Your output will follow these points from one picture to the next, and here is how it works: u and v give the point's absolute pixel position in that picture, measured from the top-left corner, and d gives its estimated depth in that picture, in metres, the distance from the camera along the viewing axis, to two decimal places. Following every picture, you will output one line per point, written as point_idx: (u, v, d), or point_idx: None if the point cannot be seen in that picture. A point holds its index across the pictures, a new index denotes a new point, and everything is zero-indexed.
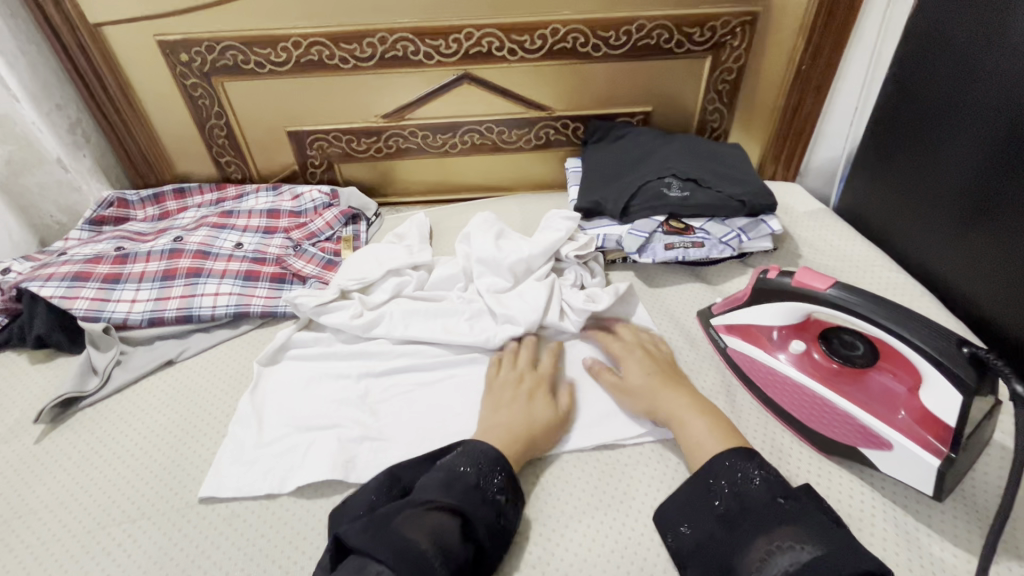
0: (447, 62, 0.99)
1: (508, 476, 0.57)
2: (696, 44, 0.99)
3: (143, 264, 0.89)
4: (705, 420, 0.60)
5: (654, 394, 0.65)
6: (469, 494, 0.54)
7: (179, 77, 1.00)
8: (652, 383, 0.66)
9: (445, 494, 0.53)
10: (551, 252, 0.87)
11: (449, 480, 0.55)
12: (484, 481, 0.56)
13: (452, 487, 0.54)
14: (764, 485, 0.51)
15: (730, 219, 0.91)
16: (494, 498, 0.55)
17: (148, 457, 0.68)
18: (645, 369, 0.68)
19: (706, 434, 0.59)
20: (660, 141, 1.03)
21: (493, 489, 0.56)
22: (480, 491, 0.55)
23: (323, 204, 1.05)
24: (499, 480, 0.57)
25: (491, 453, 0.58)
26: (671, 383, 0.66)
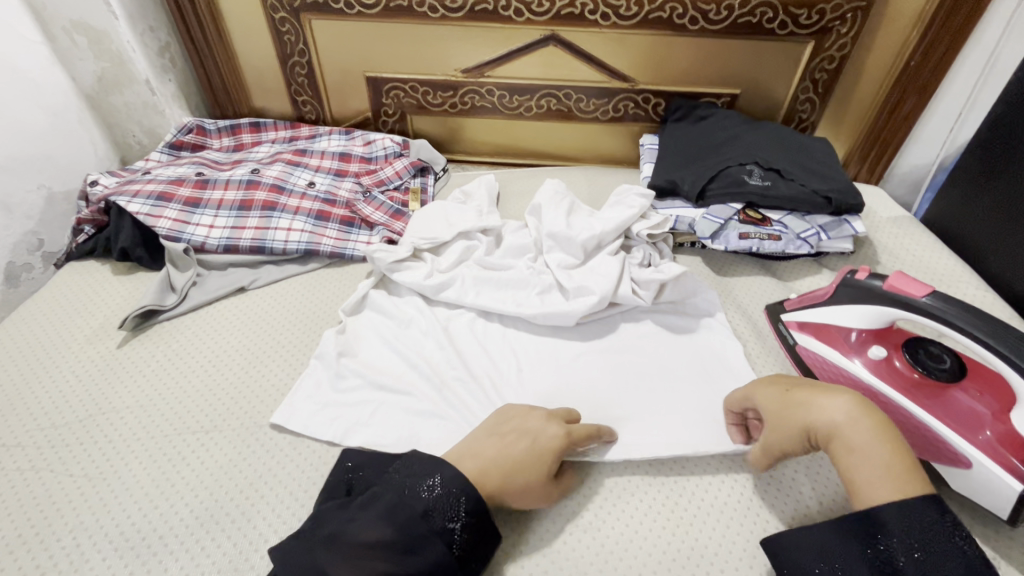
0: (537, 21, 0.96)
1: (474, 506, 0.50)
2: (801, 28, 0.93)
3: (221, 192, 0.90)
4: (881, 449, 0.48)
5: (802, 414, 0.52)
6: (414, 524, 0.48)
7: (268, 10, 1.00)
8: (798, 396, 0.54)
9: (383, 525, 0.47)
10: (622, 228, 0.86)
11: (397, 506, 0.48)
12: (439, 511, 0.49)
13: (393, 514, 0.48)
14: (959, 554, 0.42)
15: (811, 216, 0.88)
16: (445, 529, 0.49)
17: (221, 375, 0.71)
18: (781, 393, 0.55)
19: (881, 464, 0.47)
20: (744, 127, 0.99)
21: (446, 519, 0.49)
22: (430, 522, 0.48)
23: (395, 153, 1.06)
24: (460, 508, 0.50)
25: (455, 479, 0.51)
26: (819, 388, 0.54)
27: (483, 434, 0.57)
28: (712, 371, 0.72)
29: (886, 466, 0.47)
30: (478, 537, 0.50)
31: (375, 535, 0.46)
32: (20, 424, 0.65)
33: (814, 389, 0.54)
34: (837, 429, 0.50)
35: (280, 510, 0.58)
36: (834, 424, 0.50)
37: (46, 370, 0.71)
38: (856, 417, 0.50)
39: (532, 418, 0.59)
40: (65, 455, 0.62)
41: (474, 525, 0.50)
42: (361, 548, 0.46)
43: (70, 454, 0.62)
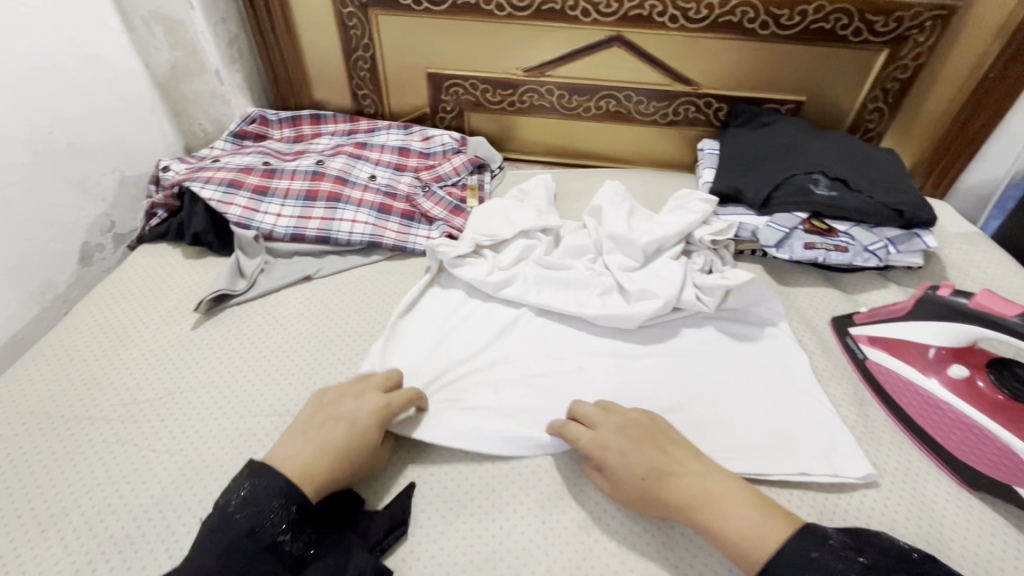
0: (603, 21, 0.96)
1: (298, 512, 0.49)
2: (876, 35, 0.91)
3: (288, 181, 0.92)
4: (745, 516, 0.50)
5: (670, 486, 0.53)
6: (241, 545, 0.47)
7: (337, 5, 1.01)
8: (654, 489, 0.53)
9: (207, 554, 0.46)
10: (684, 233, 0.85)
11: (219, 529, 0.47)
12: (265, 525, 0.48)
13: (215, 540, 0.47)
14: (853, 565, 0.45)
15: (879, 227, 0.86)
16: (275, 541, 0.48)
17: (289, 361, 0.73)
18: (641, 464, 0.55)
19: (752, 521, 0.49)
20: (811, 134, 0.97)
21: (273, 530, 0.48)
22: (255, 539, 0.47)
23: (453, 150, 1.07)
24: (286, 517, 0.49)
25: (276, 487, 0.50)
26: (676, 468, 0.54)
27: (299, 429, 0.57)
28: (780, 381, 0.71)
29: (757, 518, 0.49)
30: (314, 539, 0.50)
31: (199, 564, 0.45)
32: (102, 398, 0.67)
33: (668, 463, 0.54)
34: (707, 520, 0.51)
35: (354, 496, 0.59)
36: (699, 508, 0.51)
37: (125, 349, 0.73)
38: (716, 487, 0.52)
39: (347, 401, 0.60)
40: (146, 430, 0.64)
41: (303, 531, 0.50)
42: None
43: (151, 430, 0.64)
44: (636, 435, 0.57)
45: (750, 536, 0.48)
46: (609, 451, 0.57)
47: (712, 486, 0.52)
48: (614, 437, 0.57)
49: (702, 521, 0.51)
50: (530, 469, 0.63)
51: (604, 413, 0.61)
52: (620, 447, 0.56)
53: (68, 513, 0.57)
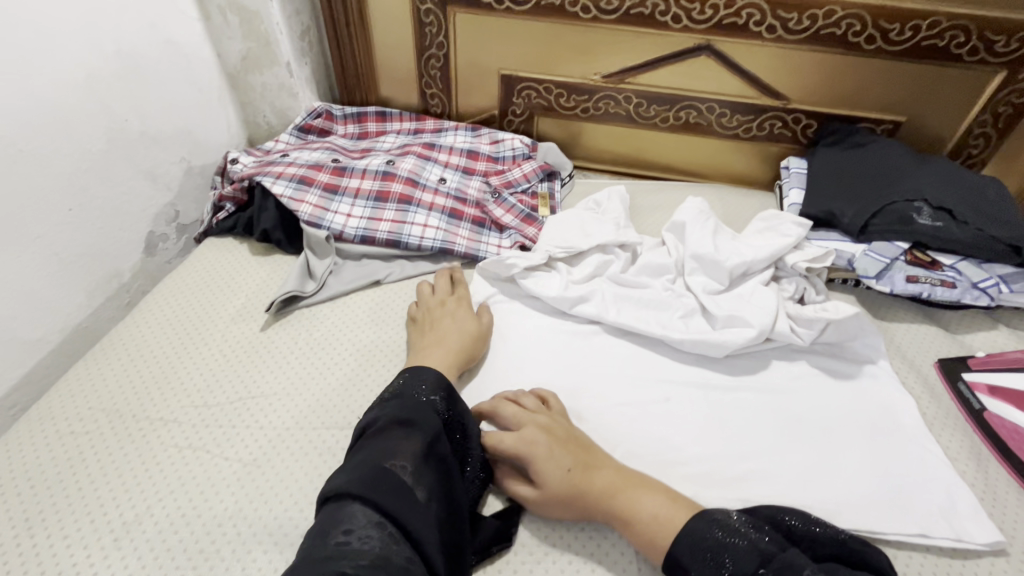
0: (694, 29, 0.91)
1: (441, 381, 0.57)
2: (995, 55, 0.85)
3: (358, 180, 0.90)
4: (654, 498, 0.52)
5: (591, 480, 0.54)
6: (406, 402, 0.53)
7: (415, 1, 0.99)
8: (577, 484, 0.53)
9: (383, 413, 0.52)
10: (774, 257, 0.80)
11: (385, 403, 0.54)
12: (421, 390, 0.55)
13: (384, 407, 0.53)
14: (747, 547, 0.46)
15: (989, 263, 0.80)
16: (430, 399, 0.54)
17: (361, 369, 0.70)
18: (557, 457, 0.55)
19: (662, 502, 0.52)
20: (912, 159, 0.90)
21: (426, 393, 0.55)
22: (415, 399, 0.54)
23: (523, 155, 1.03)
24: (433, 386, 0.56)
25: (416, 371, 0.58)
26: (594, 464, 0.55)
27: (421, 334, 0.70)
28: (889, 427, 0.65)
29: (668, 501, 0.52)
30: (456, 406, 0.56)
31: (382, 419, 0.51)
32: (176, 398, 0.65)
33: (588, 462, 0.55)
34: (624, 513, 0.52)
35: None
36: (617, 503, 0.52)
37: (197, 346, 0.71)
38: (617, 475, 0.55)
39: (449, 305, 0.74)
40: (218, 437, 0.62)
41: (449, 393, 0.56)
42: (388, 423, 0.50)
43: (223, 436, 0.62)
44: (548, 431, 0.57)
45: (659, 519, 0.51)
46: (533, 447, 0.55)
47: (613, 474, 0.55)
48: (538, 434, 0.56)
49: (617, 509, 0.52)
50: None
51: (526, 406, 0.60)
52: (536, 439, 0.56)
53: (141, 522, 0.55)
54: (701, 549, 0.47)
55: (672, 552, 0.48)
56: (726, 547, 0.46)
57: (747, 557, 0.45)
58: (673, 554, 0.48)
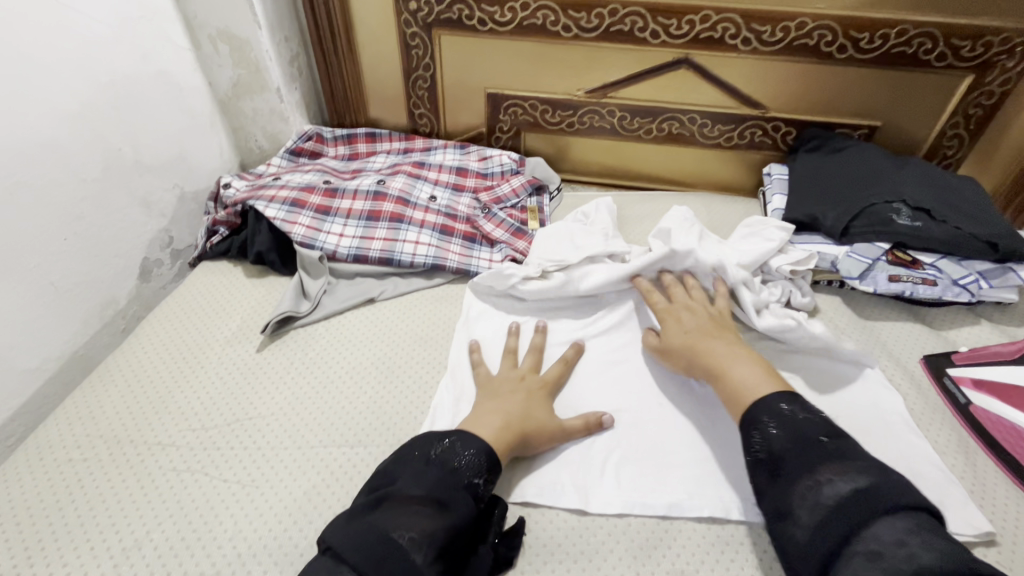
0: (672, 44, 0.94)
1: (491, 462, 0.55)
2: (961, 60, 0.88)
3: (350, 201, 0.91)
4: (753, 369, 0.60)
5: (704, 345, 0.65)
6: (447, 480, 0.52)
7: (401, 25, 1.01)
8: (693, 338, 0.66)
9: (419, 484, 0.51)
10: (760, 262, 0.82)
11: (425, 469, 0.53)
12: (468, 470, 0.53)
13: (425, 474, 0.52)
14: (812, 419, 0.53)
15: (968, 260, 0.82)
16: (472, 482, 0.53)
17: (357, 386, 0.70)
18: (686, 328, 0.68)
19: (756, 376, 0.59)
20: (888, 162, 0.93)
21: (470, 473, 0.53)
22: (458, 477, 0.53)
23: (511, 170, 1.05)
24: (481, 465, 0.54)
25: (473, 440, 0.56)
26: (715, 332, 0.67)
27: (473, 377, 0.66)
28: (879, 424, 0.66)
29: (758, 375, 0.59)
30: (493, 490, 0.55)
31: (415, 492, 0.50)
32: (172, 423, 0.66)
33: (715, 331, 0.67)
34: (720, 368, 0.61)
35: None
36: (718, 362, 0.62)
37: (193, 370, 0.72)
38: (728, 351, 0.63)
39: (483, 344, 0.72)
40: (217, 459, 0.62)
41: (494, 480, 0.55)
42: (422, 503, 0.49)
43: (222, 458, 0.62)
44: (693, 312, 0.70)
45: (746, 382, 0.58)
46: (673, 314, 0.71)
47: (724, 348, 0.63)
48: (681, 309, 0.71)
49: (716, 369, 0.62)
50: (618, 522, 0.58)
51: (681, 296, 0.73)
52: (677, 317, 0.70)
53: (140, 547, 0.55)
54: (777, 409, 0.54)
55: (753, 406, 0.55)
56: (792, 414, 0.53)
57: (814, 426, 0.52)
58: (752, 411, 0.55)
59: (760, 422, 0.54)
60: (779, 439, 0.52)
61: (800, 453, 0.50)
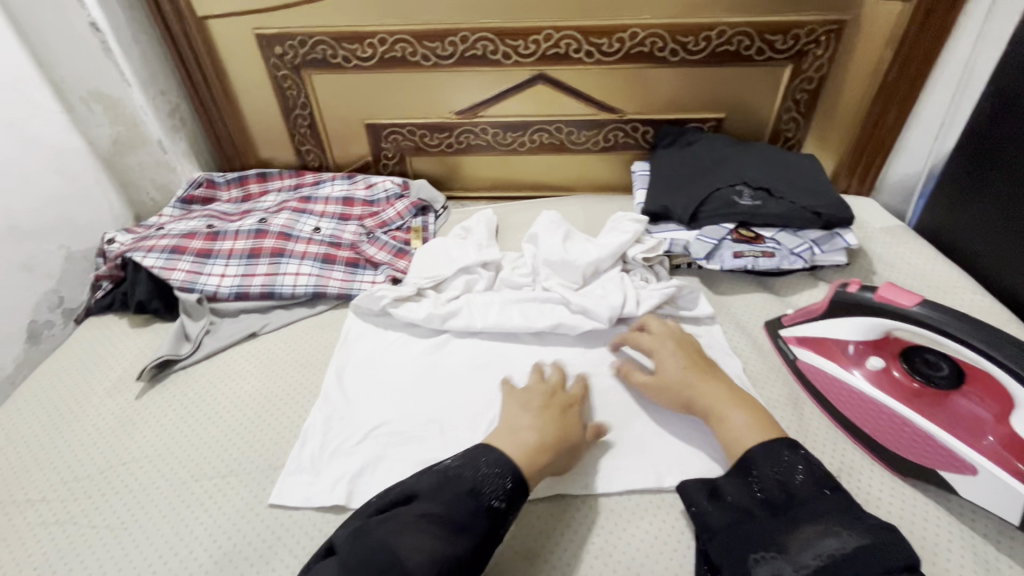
0: (524, 62, 1.01)
1: (514, 486, 0.55)
2: (778, 52, 0.97)
3: (232, 242, 0.95)
4: (744, 416, 0.61)
5: (696, 386, 0.66)
6: (463, 499, 0.54)
7: (272, 69, 1.06)
8: (689, 378, 0.67)
9: (434, 502, 0.53)
10: (618, 253, 0.88)
11: (445, 485, 0.55)
12: (488, 492, 0.54)
13: (445, 490, 0.54)
14: (802, 462, 0.55)
15: (803, 230, 0.90)
16: (490, 505, 0.54)
17: (234, 420, 0.73)
18: (681, 366, 0.69)
19: (747, 427, 0.60)
20: (732, 149, 1.01)
21: (491, 495, 0.54)
22: (477, 499, 0.54)
23: (395, 195, 1.09)
24: (503, 487, 0.55)
25: (501, 461, 0.57)
26: (704, 372, 0.68)
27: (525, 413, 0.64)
28: None
29: (757, 427, 0.60)
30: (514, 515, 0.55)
31: (428, 509, 0.52)
32: (44, 479, 0.67)
33: (702, 370, 0.68)
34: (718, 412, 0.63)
35: (297, 549, 0.59)
36: (713, 405, 0.64)
37: (70, 425, 0.73)
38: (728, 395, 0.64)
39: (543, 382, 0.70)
40: (88, 507, 0.64)
41: (517, 501, 0.55)
42: (435, 523, 0.51)
43: (92, 507, 0.64)
44: (681, 349, 0.71)
45: (742, 436, 0.60)
46: (664, 353, 0.71)
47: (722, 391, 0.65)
48: (672, 350, 0.71)
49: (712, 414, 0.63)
50: None
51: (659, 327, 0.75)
52: (669, 351, 0.71)
53: None
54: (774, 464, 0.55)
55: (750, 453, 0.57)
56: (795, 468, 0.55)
57: (813, 483, 0.53)
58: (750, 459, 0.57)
59: (760, 466, 0.56)
60: (774, 482, 0.54)
61: (799, 500, 0.52)
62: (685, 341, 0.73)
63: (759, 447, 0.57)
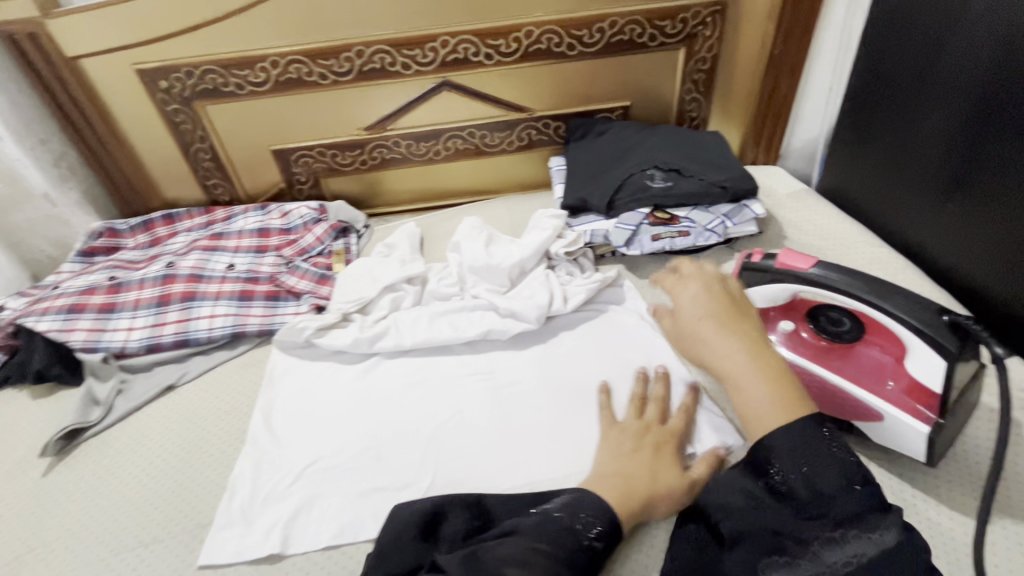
0: (425, 71, 1.00)
1: (613, 529, 0.51)
2: (669, 37, 1.00)
3: (137, 291, 0.89)
4: (766, 387, 0.51)
5: (706, 338, 0.57)
6: (563, 536, 0.49)
7: (160, 104, 1.00)
8: (705, 328, 0.58)
9: (539, 538, 0.48)
10: (541, 251, 0.88)
11: (545, 521, 0.50)
12: (588, 533, 0.50)
13: (545, 526, 0.49)
14: (834, 461, 0.45)
15: (713, 206, 0.93)
16: (591, 544, 0.50)
17: (155, 482, 0.68)
18: (697, 313, 0.59)
19: (765, 403, 0.50)
20: (641, 134, 1.03)
21: (590, 534, 0.50)
22: (577, 537, 0.49)
23: (313, 219, 1.05)
24: (602, 529, 0.51)
25: (601, 505, 0.53)
26: (729, 322, 0.57)
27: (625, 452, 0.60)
28: (648, 369, 0.75)
29: (778, 405, 0.50)
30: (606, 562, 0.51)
31: (535, 543, 0.47)
32: None
33: (729, 316, 0.58)
34: (731, 375, 0.54)
35: None
36: (728, 370, 0.54)
37: None
38: (744, 355, 0.54)
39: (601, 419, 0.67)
40: None
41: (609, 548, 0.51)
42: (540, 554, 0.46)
43: None
44: (710, 291, 0.61)
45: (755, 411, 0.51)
46: (684, 294, 0.62)
47: (741, 351, 0.54)
48: (696, 292, 0.61)
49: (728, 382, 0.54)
50: None
51: (693, 268, 0.65)
52: (689, 294, 0.62)
53: None
54: (795, 450, 0.46)
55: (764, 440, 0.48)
56: (820, 456, 0.46)
57: (846, 472, 0.45)
58: (767, 444, 0.48)
59: (780, 456, 0.47)
60: (798, 480, 0.46)
61: (822, 500, 0.44)
62: (717, 279, 0.63)
63: (779, 431, 0.48)
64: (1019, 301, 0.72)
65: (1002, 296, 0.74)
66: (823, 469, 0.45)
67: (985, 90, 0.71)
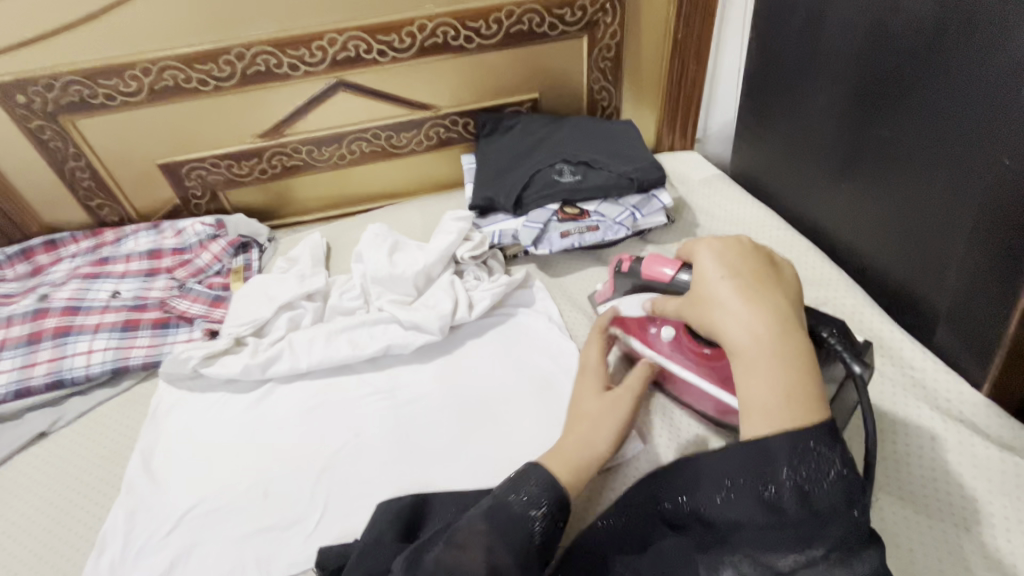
0: (315, 72, 0.94)
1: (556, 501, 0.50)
2: (569, 25, 0.98)
3: (4, 330, 0.81)
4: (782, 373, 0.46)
5: (720, 308, 0.52)
6: (512, 520, 0.48)
7: (22, 122, 0.91)
8: (733, 292, 0.52)
9: (483, 524, 0.47)
10: (447, 256, 0.84)
11: (492, 508, 0.49)
12: (533, 506, 0.49)
13: (493, 514, 0.48)
14: (840, 482, 0.42)
15: (622, 198, 0.91)
16: (531, 517, 0.48)
17: (18, 545, 0.62)
18: (723, 277, 0.53)
19: (774, 394, 0.46)
20: (550, 127, 1.00)
21: (530, 505, 0.49)
22: (518, 514, 0.48)
23: (208, 236, 0.98)
24: (545, 500, 0.50)
25: (547, 481, 0.51)
26: (754, 293, 0.51)
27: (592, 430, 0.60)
28: (552, 375, 0.73)
29: (783, 401, 0.45)
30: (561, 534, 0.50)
31: (479, 533, 0.46)
32: None
33: (758, 284, 0.52)
34: (745, 347, 0.48)
35: None
36: (744, 344, 0.49)
37: None
38: (765, 328, 0.48)
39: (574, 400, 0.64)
40: None
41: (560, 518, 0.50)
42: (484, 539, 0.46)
43: None
44: (740, 255, 0.55)
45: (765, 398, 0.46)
46: (712, 256, 0.56)
47: (765, 325, 0.49)
48: (734, 258, 0.55)
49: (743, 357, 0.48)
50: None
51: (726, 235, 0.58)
52: (715, 255, 0.56)
53: None
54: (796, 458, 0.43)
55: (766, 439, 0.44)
56: (821, 472, 0.43)
57: (842, 499, 0.42)
58: (767, 442, 0.44)
59: (783, 461, 0.43)
60: (793, 491, 0.43)
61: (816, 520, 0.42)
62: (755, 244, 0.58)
63: (782, 436, 0.44)
64: (906, 277, 0.74)
65: (892, 272, 0.76)
66: (824, 488, 0.42)
67: (864, 67, 0.71)
